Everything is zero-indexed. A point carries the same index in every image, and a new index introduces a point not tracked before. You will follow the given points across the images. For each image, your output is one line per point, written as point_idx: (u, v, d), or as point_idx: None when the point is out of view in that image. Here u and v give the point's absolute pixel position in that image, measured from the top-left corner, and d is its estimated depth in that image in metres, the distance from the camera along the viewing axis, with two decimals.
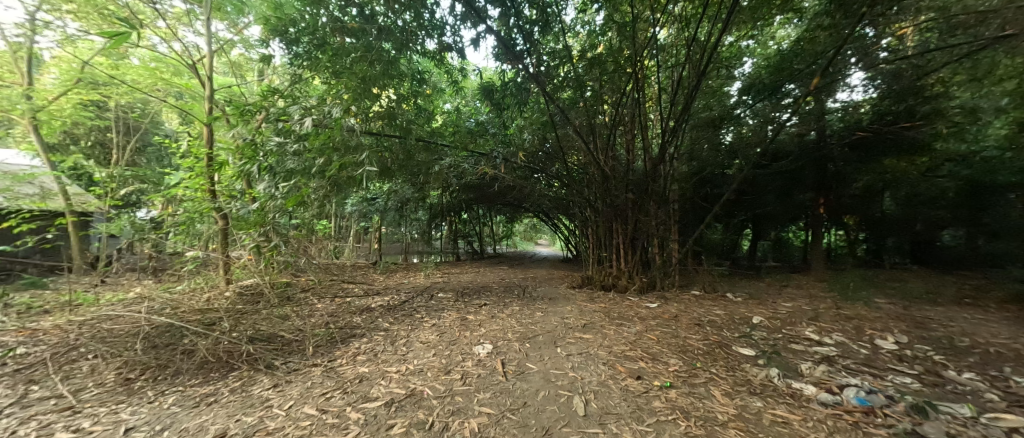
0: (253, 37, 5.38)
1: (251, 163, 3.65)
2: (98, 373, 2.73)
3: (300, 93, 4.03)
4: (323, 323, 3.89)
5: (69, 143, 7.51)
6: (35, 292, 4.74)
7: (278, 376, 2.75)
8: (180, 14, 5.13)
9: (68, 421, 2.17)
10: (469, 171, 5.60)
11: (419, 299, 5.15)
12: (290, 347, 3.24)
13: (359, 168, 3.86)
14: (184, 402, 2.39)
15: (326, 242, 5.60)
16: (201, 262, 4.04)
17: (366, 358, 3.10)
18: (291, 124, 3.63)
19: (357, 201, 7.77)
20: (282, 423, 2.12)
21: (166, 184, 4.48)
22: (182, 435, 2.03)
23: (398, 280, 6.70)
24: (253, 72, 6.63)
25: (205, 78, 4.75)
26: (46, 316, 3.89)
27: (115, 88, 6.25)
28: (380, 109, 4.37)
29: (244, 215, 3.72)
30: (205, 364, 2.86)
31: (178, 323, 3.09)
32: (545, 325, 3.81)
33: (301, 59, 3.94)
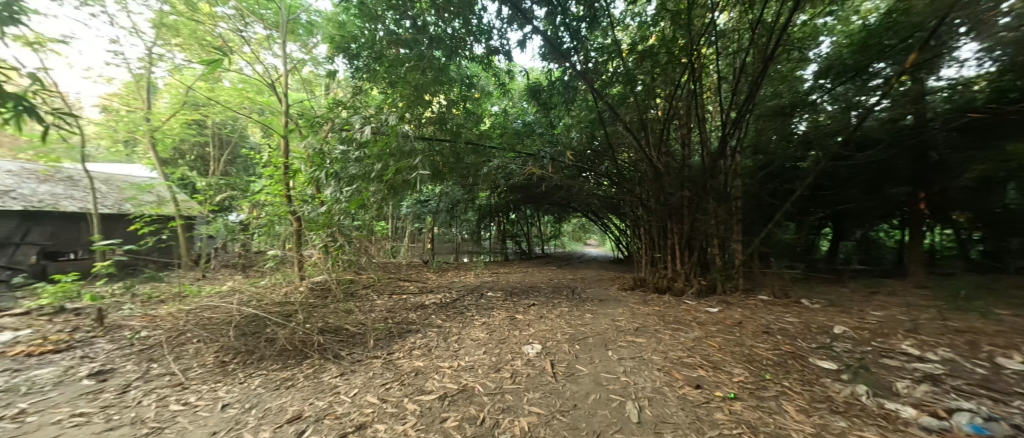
0: (320, 55, 5.90)
1: (319, 170, 4.02)
2: (201, 355, 3.16)
3: (360, 103, 4.30)
4: (382, 318, 4.15)
5: (178, 158, 8.81)
6: (154, 284, 5.62)
7: (344, 365, 2.99)
8: (261, 39, 5.77)
9: (179, 395, 2.54)
10: (517, 171, 5.65)
11: (469, 298, 5.30)
12: (354, 339, 3.51)
13: (413, 172, 4.06)
14: (268, 384, 2.69)
15: (384, 242, 5.97)
16: (280, 260, 4.52)
17: (421, 352, 3.25)
18: (353, 132, 3.92)
19: (412, 204, 8.20)
20: (348, 409, 2.30)
21: (251, 190, 5.07)
22: (266, 414, 2.28)
23: (449, 279, 6.94)
24: (320, 87, 7.27)
25: (281, 95, 5.29)
26: (162, 305, 4.58)
27: (211, 108, 7.19)
28: (433, 114, 4.46)
29: (314, 217, 4.18)
30: (284, 351, 3.19)
31: (262, 313, 3.48)
32: (596, 327, 3.73)
33: (361, 71, 4.23)
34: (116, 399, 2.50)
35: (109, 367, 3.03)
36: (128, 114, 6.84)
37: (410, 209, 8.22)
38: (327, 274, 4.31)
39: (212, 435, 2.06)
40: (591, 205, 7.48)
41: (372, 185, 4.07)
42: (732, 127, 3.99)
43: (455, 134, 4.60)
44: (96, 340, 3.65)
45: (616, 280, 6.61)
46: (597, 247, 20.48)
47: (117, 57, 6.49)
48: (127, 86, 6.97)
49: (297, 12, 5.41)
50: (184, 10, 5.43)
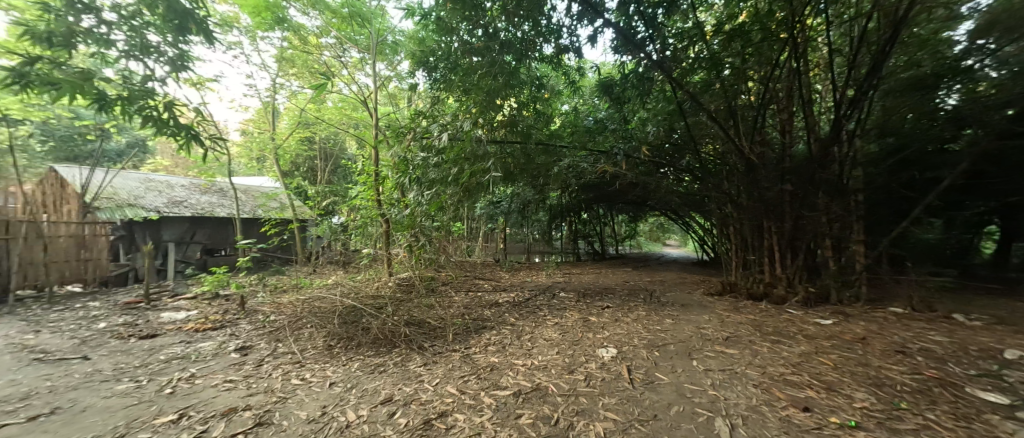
0: (404, 71, 6.47)
1: (404, 175, 4.42)
2: (313, 339, 3.68)
3: (438, 112, 4.57)
4: (460, 314, 4.40)
5: (294, 170, 10.38)
6: (278, 277, 6.71)
7: (428, 356, 3.24)
8: (356, 63, 6.53)
9: (297, 371, 3.00)
10: (590, 170, 5.51)
11: (542, 298, 5.32)
12: (435, 332, 3.77)
13: (486, 175, 4.18)
14: (365, 368, 3.03)
15: (460, 242, 6.32)
16: (372, 258, 5.06)
17: (496, 348, 3.37)
18: (432, 140, 4.20)
19: (485, 205, 8.49)
20: (432, 397, 2.48)
21: (349, 196, 5.76)
22: (364, 394, 2.58)
23: (521, 279, 7.05)
24: (404, 100, 7.96)
25: (372, 110, 5.93)
26: (283, 294, 5.45)
27: (318, 125, 8.34)
28: (504, 116, 4.54)
29: (400, 219, 4.63)
30: (377, 339, 3.56)
31: (359, 304, 3.91)
32: (678, 333, 3.47)
33: (439, 82, 4.51)
34: (254, 370, 3.05)
35: (249, 344, 3.71)
36: (259, 136, 8.29)
37: (484, 210, 8.49)
38: (411, 270, 4.71)
39: (322, 408, 2.40)
40: (672, 203, 6.96)
41: (449, 188, 4.30)
42: (849, 108, 3.39)
43: (526, 136, 4.64)
44: (240, 321, 4.50)
45: (700, 284, 6.07)
46: (678, 247, 19.01)
47: (251, 89, 7.89)
48: (257, 112, 8.42)
49: (384, 34, 6.01)
50: (298, 44, 6.40)
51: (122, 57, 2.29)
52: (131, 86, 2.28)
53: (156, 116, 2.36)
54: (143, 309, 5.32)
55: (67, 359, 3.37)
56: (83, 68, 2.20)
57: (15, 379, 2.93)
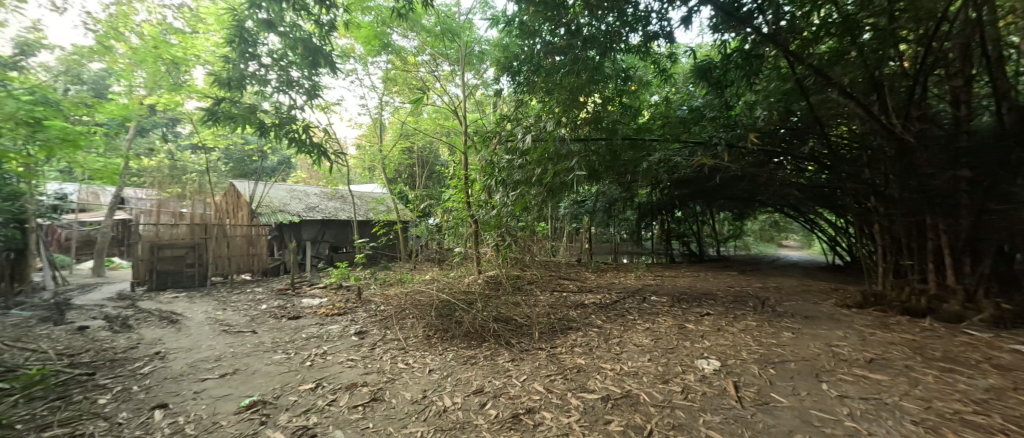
0: (489, 78, 6.80)
1: (491, 178, 4.59)
2: (414, 328, 4.10)
3: (522, 115, 4.62)
4: (546, 313, 4.44)
5: (397, 177, 11.63)
6: (386, 271, 7.63)
7: (515, 352, 3.35)
8: (447, 75, 7.07)
9: (402, 357, 3.37)
10: (684, 164, 5.03)
11: (631, 300, 5.07)
12: (522, 329, 3.87)
13: (571, 174, 3.99)
14: (458, 359, 3.26)
15: (544, 241, 6.38)
16: (464, 256, 5.42)
17: (583, 350, 3.31)
18: (517, 142, 4.21)
19: (570, 205, 8.35)
20: (520, 392, 2.55)
21: (442, 198, 6.26)
22: (458, 382, 2.77)
23: (608, 280, 6.82)
24: (489, 105, 8.33)
25: (462, 117, 6.36)
26: (391, 286, 6.18)
27: (416, 136, 9.23)
28: (587, 113, 4.29)
29: (487, 219, 4.85)
30: (468, 333, 3.80)
31: (453, 299, 4.20)
32: (800, 350, 2.96)
33: (522, 85, 4.58)
34: (369, 352, 3.52)
35: (365, 329, 4.29)
36: (370, 149, 9.52)
37: (568, 210, 8.35)
38: (498, 269, 4.93)
39: (423, 392, 2.65)
40: (789, 198, 5.97)
41: (533, 189, 4.23)
42: None
43: (611, 133, 4.22)
44: (358, 309, 5.24)
45: (831, 293, 5.09)
46: (798, 249, 16.26)
47: (363, 108, 9.06)
48: (368, 128, 9.64)
49: (472, 45, 6.40)
50: (399, 64, 7.18)
51: (274, 91, 2.89)
52: (282, 116, 2.85)
53: (299, 138, 2.92)
54: (290, 295, 6.58)
55: (243, 332, 4.34)
56: (251, 104, 2.81)
57: (213, 345, 3.88)
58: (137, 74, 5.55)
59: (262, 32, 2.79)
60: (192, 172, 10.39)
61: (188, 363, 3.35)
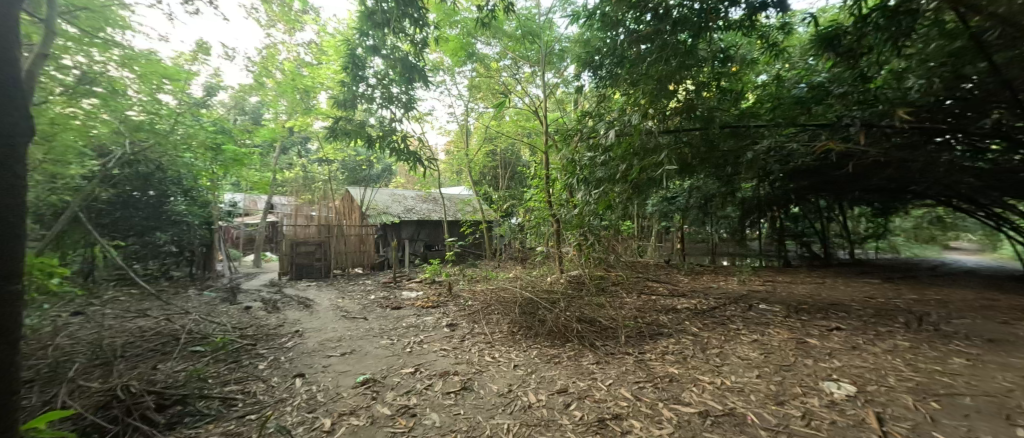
0: (570, 75, 6.72)
1: (572, 177, 4.39)
2: (499, 324, 4.25)
3: (605, 110, 4.43)
4: (633, 316, 4.23)
5: (482, 179, 12.21)
6: (473, 268, 8.09)
7: (600, 355, 3.26)
8: (528, 77, 7.21)
9: (489, 350, 3.53)
10: (801, 151, 4.31)
11: (733, 308, 4.53)
12: (607, 332, 3.75)
13: (660, 169, 3.71)
14: (542, 357, 3.29)
15: (630, 241, 6.09)
16: (546, 255, 5.47)
17: (676, 359, 3.07)
18: (598, 139, 3.99)
19: (659, 202, 7.80)
20: (606, 396, 2.48)
21: (525, 198, 6.42)
22: (542, 381, 2.80)
23: (704, 284, 6.20)
24: (570, 103, 8.23)
25: (543, 118, 6.41)
26: (477, 281, 6.52)
27: (499, 139, 9.57)
28: (678, 103, 3.88)
29: (569, 218, 4.77)
30: (552, 331, 3.82)
31: (535, 297, 4.17)
32: (980, 382, 2.31)
33: (605, 79, 4.33)
34: (459, 343, 3.77)
35: (456, 322, 4.61)
36: (457, 154, 10.18)
37: (657, 207, 7.82)
38: (582, 268, 4.85)
39: (509, 386, 2.74)
40: (958, 186, 4.70)
41: (618, 185, 4.07)
42: None
43: (710, 121, 3.72)
44: (449, 302, 5.65)
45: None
46: (974, 252, 12.64)
47: (451, 116, 9.72)
48: (455, 134, 10.30)
49: (552, 44, 6.40)
50: (483, 72, 7.49)
51: (379, 107, 3.28)
52: (384, 129, 3.24)
53: (399, 148, 3.29)
54: (393, 287, 7.41)
55: (357, 318, 5.03)
56: (361, 120, 3.23)
57: (335, 327, 4.58)
58: (282, 103, 6.84)
59: (368, 57, 3.17)
60: (319, 181, 12.38)
61: (318, 341, 4.00)
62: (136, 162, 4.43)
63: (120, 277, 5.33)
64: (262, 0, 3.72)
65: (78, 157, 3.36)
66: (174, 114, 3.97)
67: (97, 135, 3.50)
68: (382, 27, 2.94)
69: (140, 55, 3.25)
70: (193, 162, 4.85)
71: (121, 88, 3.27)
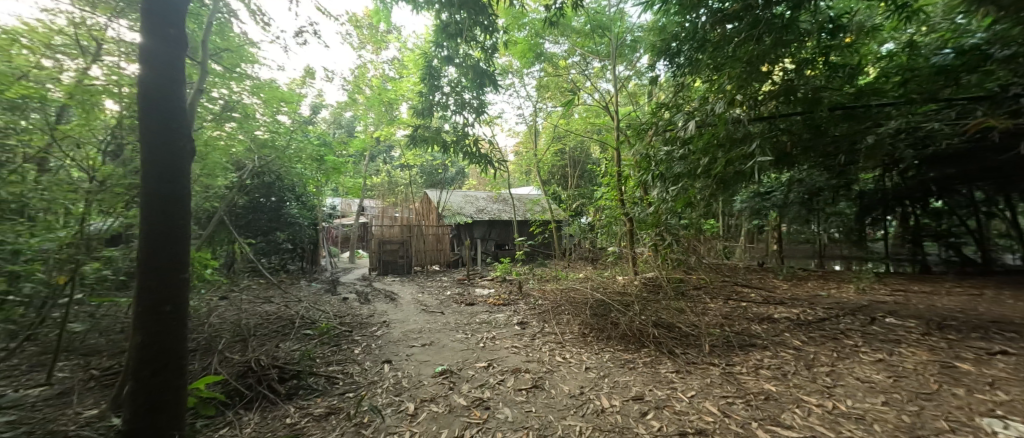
0: (644, 66, 6.36)
1: (647, 173, 4.13)
2: (569, 325, 4.19)
3: (683, 100, 4.10)
4: (718, 324, 3.86)
5: (550, 179, 12.17)
6: (543, 267, 8.12)
7: (680, 363, 3.04)
8: (599, 72, 7.01)
9: (559, 350, 3.51)
10: (946, 131, 3.49)
11: (848, 320, 3.86)
12: (688, 340, 3.48)
13: (750, 161, 3.32)
14: (615, 361, 3.18)
15: (714, 241, 5.56)
16: (618, 255, 5.26)
17: (773, 375, 2.72)
18: (676, 131, 3.69)
19: (749, 198, 6.98)
20: (688, 408, 2.30)
21: (595, 197, 6.27)
22: (616, 385, 2.70)
23: (809, 291, 5.39)
24: (644, 96, 7.80)
25: (614, 113, 6.18)
26: (547, 280, 6.51)
27: (568, 137, 9.46)
28: (773, 85, 3.39)
29: (644, 218, 4.51)
30: (625, 335, 3.66)
31: (608, 299, 4.02)
32: None
33: (684, 66, 4.00)
34: (530, 342, 3.81)
35: (526, 320, 4.68)
36: (526, 154, 10.30)
37: (746, 204, 7.00)
38: (658, 270, 4.56)
39: (581, 388, 2.69)
40: None
41: (699, 182, 3.67)
42: None
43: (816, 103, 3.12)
44: (520, 301, 5.75)
45: None
46: None
47: (520, 118, 9.87)
48: (524, 135, 10.42)
49: (624, 36, 6.13)
50: (551, 71, 7.46)
51: (453, 114, 3.46)
52: (458, 134, 3.41)
53: (472, 152, 3.44)
54: (467, 284, 7.77)
55: (435, 312, 5.38)
56: (437, 127, 3.43)
57: (416, 320, 4.96)
58: (371, 116, 7.61)
59: (443, 66, 3.36)
60: (401, 185, 13.54)
61: (402, 331, 4.37)
62: (262, 173, 5.31)
63: (252, 269, 6.44)
64: (354, 26, 4.18)
65: (223, 171, 4.14)
66: (289, 131, 4.67)
67: (235, 153, 4.27)
68: (455, 37, 3.11)
69: (264, 84, 3.90)
70: (303, 172, 5.65)
71: (252, 112, 3.95)
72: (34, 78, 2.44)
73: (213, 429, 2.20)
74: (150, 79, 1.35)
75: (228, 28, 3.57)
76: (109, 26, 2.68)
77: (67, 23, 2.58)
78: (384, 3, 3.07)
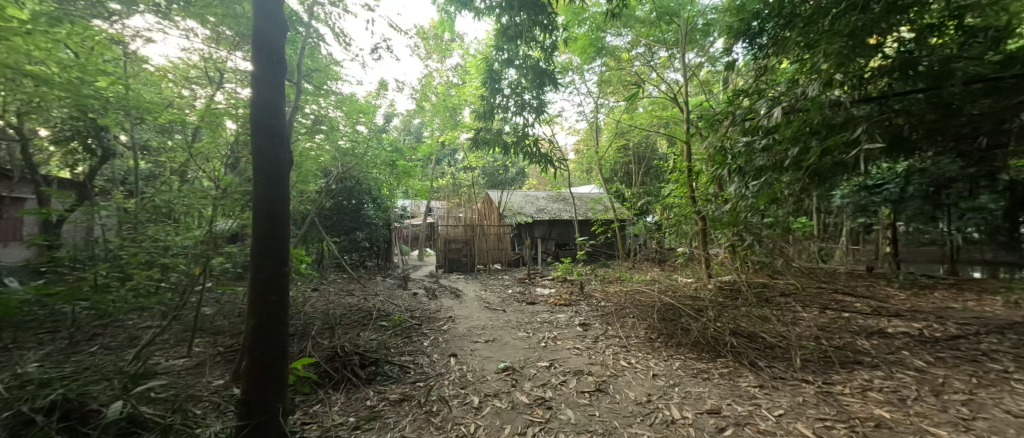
0: (719, 50, 5.84)
1: (722, 167, 3.77)
2: (634, 328, 4.00)
3: (766, 85, 3.66)
4: (812, 336, 3.40)
5: (613, 176, 11.72)
6: (605, 267, 7.87)
7: (764, 377, 2.73)
8: (666, 61, 6.60)
9: (624, 354, 3.37)
10: None
11: (993, 341, 3.14)
12: (775, 352, 3.11)
13: (852, 150, 2.86)
14: (687, 370, 2.97)
15: (805, 241, 4.91)
16: (689, 256, 4.90)
17: (886, 399, 2.32)
18: (758, 120, 3.31)
19: (851, 192, 6.05)
20: (774, 429, 2.06)
21: (662, 194, 5.92)
22: (688, 396, 2.52)
23: (933, 302, 4.51)
24: (718, 83, 7.17)
25: (684, 103, 5.77)
26: (610, 281, 6.30)
27: (632, 132, 9.07)
28: (884, 60, 2.89)
29: (719, 216, 4.14)
30: (698, 342, 3.40)
31: (677, 304, 3.76)
32: None
33: (767, 47, 3.58)
34: (592, 344, 3.71)
35: (588, 322, 4.57)
36: (587, 152, 10.07)
37: (847, 200, 6.07)
38: (735, 274, 4.16)
39: (648, 395, 2.56)
40: None
41: (787, 175, 3.26)
42: None
43: (949, 77, 2.59)
44: (581, 302, 5.64)
45: None
46: None
47: (580, 115, 9.67)
48: (585, 132, 10.20)
49: (695, 20, 5.68)
50: (613, 65, 7.20)
51: (513, 115, 3.51)
52: (518, 135, 3.45)
53: (533, 152, 3.45)
54: (528, 283, 7.84)
55: (497, 310, 5.51)
56: (498, 129, 3.50)
57: (480, 316, 5.12)
58: (437, 121, 8.03)
59: (504, 69, 3.42)
60: (464, 186, 14.07)
61: (466, 327, 4.55)
62: (344, 178, 5.90)
63: (337, 265, 7.20)
64: (422, 38, 4.44)
65: (313, 178, 4.67)
66: (367, 140, 5.12)
67: (323, 161, 4.81)
68: (516, 39, 3.14)
69: (345, 98, 4.33)
70: (378, 176, 6.16)
71: (336, 124, 4.41)
72: (178, 105, 3.08)
73: (309, 405, 2.50)
74: (258, 100, 1.56)
75: (317, 51, 4.03)
76: (229, 58, 3.15)
77: (199, 58, 3.12)
78: (448, 13, 3.22)
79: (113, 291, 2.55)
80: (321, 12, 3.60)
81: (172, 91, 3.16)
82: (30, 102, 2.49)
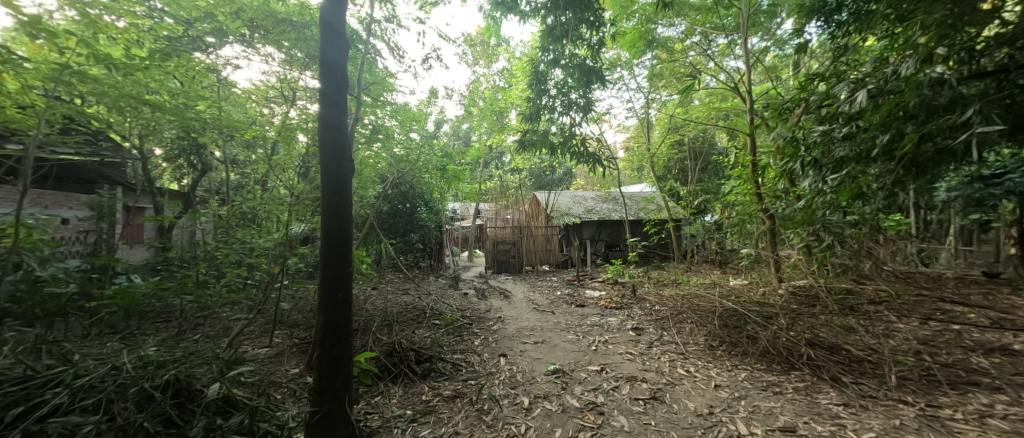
0: (788, 32, 5.32)
1: (793, 160, 3.41)
2: (693, 334, 3.76)
3: (847, 67, 3.25)
4: (911, 351, 2.96)
5: (666, 174, 11.16)
6: (660, 269, 7.49)
7: (850, 395, 2.43)
8: (725, 48, 6.15)
9: (682, 362, 3.18)
10: None
11: None
12: (862, 367, 2.75)
13: (960, 135, 2.45)
14: (754, 382, 2.73)
15: (899, 241, 4.30)
16: (756, 258, 4.50)
17: (1012, 429, 1.95)
18: (836, 106, 2.96)
19: (959, 185, 5.16)
20: None
21: (723, 191, 5.52)
22: (756, 411, 2.31)
23: None
24: (787, 68, 6.53)
25: (746, 93, 5.34)
26: (665, 284, 5.98)
27: (687, 127, 8.57)
28: (1005, 27, 2.43)
29: (790, 214, 3.75)
30: (767, 352, 3.12)
31: (742, 310, 3.49)
32: None
33: (847, 24, 3.17)
34: (646, 350, 3.56)
35: (641, 326, 4.36)
36: (638, 149, 9.68)
37: (955, 193, 5.18)
38: (811, 278, 3.75)
39: (710, 407, 2.39)
40: None
41: (875, 166, 2.87)
42: None
43: None
44: (634, 305, 5.42)
45: None
46: None
47: (629, 112, 9.31)
48: (635, 129, 9.83)
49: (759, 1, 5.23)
50: (665, 57, 6.87)
51: (560, 115, 3.49)
52: (565, 134, 3.41)
53: (580, 152, 3.40)
54: (577, 285, 7.71)
55: (546, 311, 5.48)
56: (545, 130, 3.49)
57: (528, 317, 5.14)
58: (484, 125, 8.22)
59: (550, 70, 3.40)
60: (512, 188, 14.19)
61: (515, 328, 4.58)
62: (399, 183, 6.23)
63: (393, 265, 7.63)
64: (470, 45, 4.58)
65: (372, 184, 5.00)
66: (420, 146, 5.36)
67: (380, 167, 5.12)
68: (562, 39, 3.10)
69: (400, 108, 4.58)
70: (430, 180, 6.43)
71: (391, 133, 4.68)
72: (260, 123, 3.47)
73: (372, 395, 2.68)
74: (325, 118, 1.71)
75: (375, 65, 4.32)
76: (301, 78, 3.46)
77: (276, 80, 3.47)
78: (495, 18, 3.27)
79: (211, 287, 2.93)
80: (377, 29, 3.85)
81: (255, 110, 3.56)
82: (150, 126, 2.96)
